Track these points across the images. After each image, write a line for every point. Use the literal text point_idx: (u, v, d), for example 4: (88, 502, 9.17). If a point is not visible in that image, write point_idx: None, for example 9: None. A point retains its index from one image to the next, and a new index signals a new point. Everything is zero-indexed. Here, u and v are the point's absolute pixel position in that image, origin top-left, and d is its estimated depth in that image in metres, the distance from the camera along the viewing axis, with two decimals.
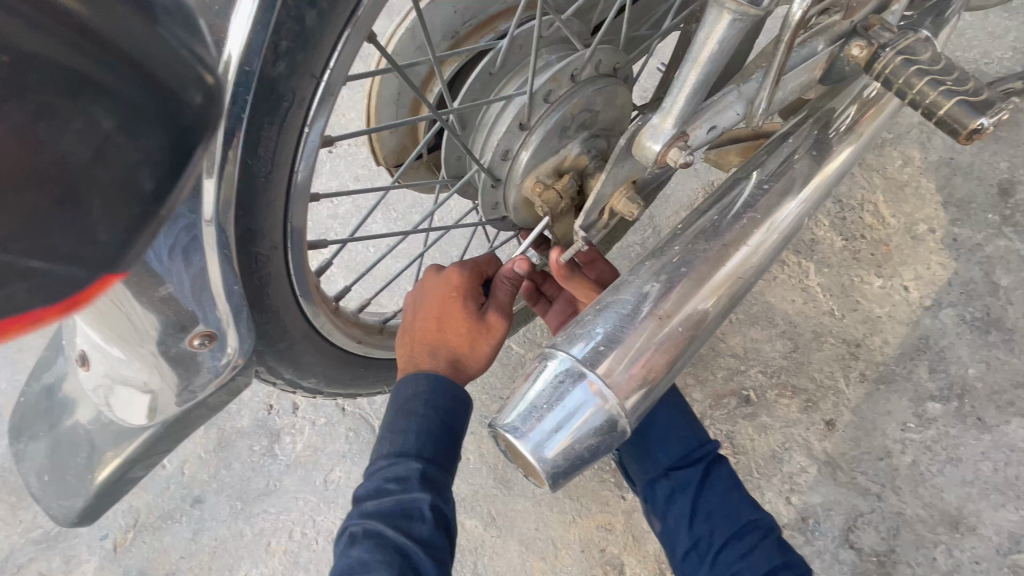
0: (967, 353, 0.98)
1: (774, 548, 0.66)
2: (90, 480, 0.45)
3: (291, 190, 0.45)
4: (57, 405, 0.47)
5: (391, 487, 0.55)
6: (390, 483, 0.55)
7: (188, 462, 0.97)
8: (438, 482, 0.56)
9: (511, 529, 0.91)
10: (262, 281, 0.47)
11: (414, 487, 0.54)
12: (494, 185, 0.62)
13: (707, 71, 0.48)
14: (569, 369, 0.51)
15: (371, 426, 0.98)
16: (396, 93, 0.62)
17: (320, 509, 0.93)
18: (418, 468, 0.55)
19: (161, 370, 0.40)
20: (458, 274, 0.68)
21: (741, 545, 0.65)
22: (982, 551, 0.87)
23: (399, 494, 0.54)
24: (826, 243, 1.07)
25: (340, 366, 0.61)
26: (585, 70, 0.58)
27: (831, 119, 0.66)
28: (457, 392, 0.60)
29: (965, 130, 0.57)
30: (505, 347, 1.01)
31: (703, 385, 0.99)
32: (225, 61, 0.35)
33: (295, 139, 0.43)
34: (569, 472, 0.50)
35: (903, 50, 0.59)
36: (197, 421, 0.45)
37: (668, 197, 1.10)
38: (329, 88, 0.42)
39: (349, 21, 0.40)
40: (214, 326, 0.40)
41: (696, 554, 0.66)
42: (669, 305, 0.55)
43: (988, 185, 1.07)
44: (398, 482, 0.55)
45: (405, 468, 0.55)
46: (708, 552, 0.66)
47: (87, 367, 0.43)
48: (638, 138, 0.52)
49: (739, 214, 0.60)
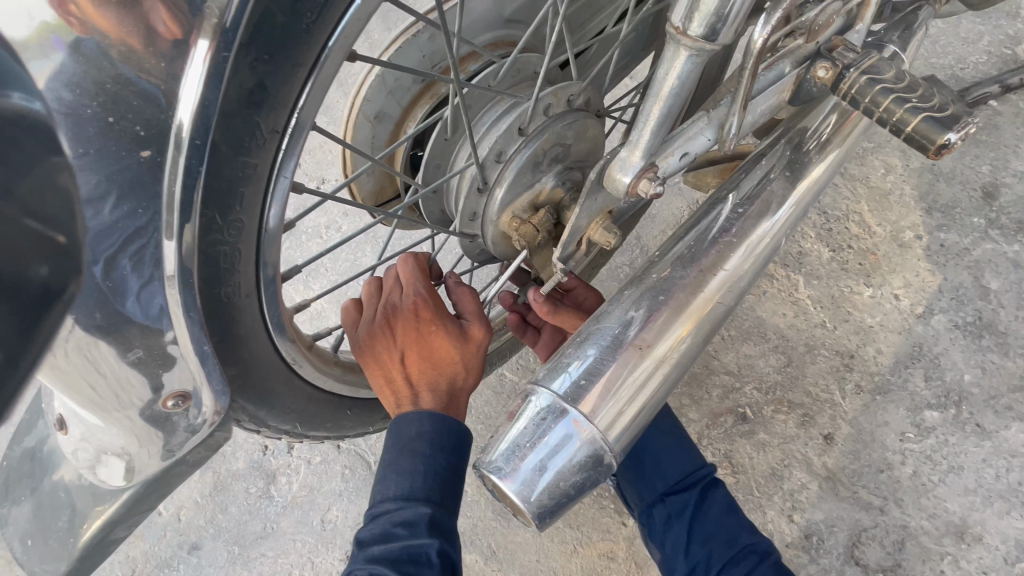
0: (962, 358, 0.98)
1: (773, 573, 0.64)
2: (71, 543, 0.48)
3: (263, 240, 0.45)
4: (39, 466, 0.50)
5: (398, 531, 0.52)
6: (398, 528, 0.52)
7: (184, 508, 0.96)
8: (446, 526, 0.54)
9: (512, 561, 0.90)
10: (237, 332, 0.48)
11: (421, 532, 0.52)
12: (472, 220, 0.62)
13: (669, 105, 0.48)
14: (550, 405, 0.51)
15: (367, 463, 0.97)
16: (370, 138, 0.62)
17: (319, 550, 0.92)
18: (428, 512, 0.53)
19: (138, 433, 0.44)
20: (423, 301, 0.63)
21: (739, 569, 0.64)
22: (989, 561, 0.86)
23: (407, 539, 0.52)
24: (813, 256, 1.07)
25: (326, 408, 0.61)
26: (554, 107, 0.59)
27: (804, 138, 0.66)
28: (459, 429, 0.57)
29: (933, 145, 0.58)
30: (499, 375, 1.01)
31: (698, 404, 0.99)
32: (177, 125, 0.36)
33: (264, 189, 0.43)
34: (556, 509, 0.50)
35: (868, 69, 0.60)
36: (176, 479, 0.49)
37: (654, 217, 1.11)
38: (295, 138, 0.42)
39: (310, 75, 0.41)
40: (186, 389, 0.44)
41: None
42: (650, 334, 0.55)
43: (971, 189, 1.08)
44: (406, 526, 0.52)
45: (412, 512, 0.53)
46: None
47: (64, 432, 0.46)
48: (608, 171, 0.53)
49: (716, 238, 0.60)
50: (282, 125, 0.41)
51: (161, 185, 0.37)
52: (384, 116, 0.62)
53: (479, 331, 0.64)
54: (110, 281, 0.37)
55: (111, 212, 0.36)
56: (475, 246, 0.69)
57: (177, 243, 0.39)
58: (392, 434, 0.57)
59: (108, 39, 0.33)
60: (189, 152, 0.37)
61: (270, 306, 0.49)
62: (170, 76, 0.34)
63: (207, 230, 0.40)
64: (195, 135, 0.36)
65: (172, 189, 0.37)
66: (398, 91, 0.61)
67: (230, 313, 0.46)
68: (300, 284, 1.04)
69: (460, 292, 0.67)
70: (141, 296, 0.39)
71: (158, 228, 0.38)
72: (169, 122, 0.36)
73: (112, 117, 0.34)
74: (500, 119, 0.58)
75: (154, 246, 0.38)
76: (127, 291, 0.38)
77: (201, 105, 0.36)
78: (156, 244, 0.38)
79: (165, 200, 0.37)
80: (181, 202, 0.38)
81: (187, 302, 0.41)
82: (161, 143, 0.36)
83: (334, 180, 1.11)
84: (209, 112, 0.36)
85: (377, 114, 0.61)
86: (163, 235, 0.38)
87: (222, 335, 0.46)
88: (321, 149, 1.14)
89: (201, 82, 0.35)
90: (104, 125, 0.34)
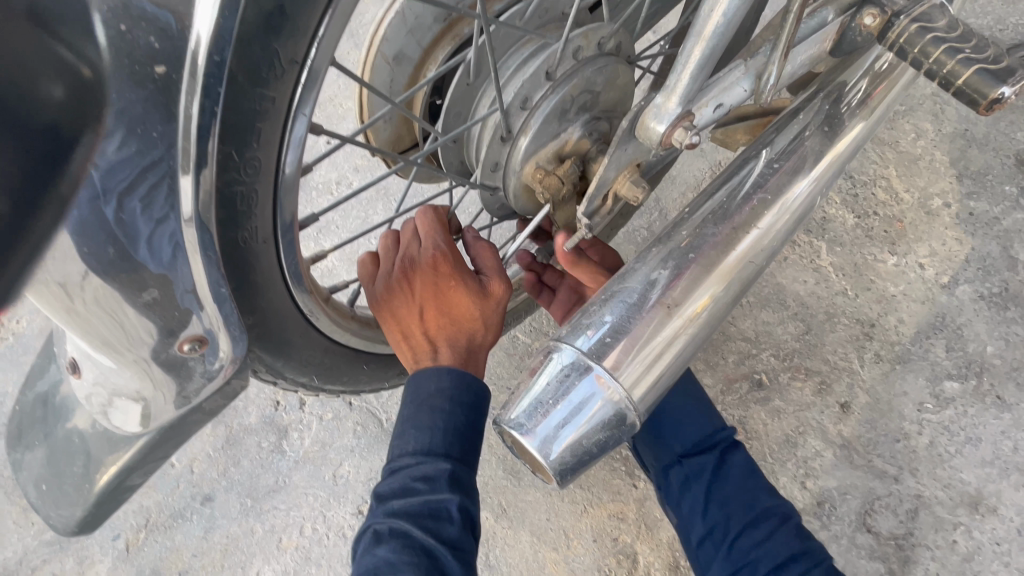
0: (985, 330, 0.95)
1: (793, 535, 0.63)
2: (89, 488, 0.47)
3: (281, 183, 0.43)
4: (54, 412, 0.49)
5: (418, 486, 0.52)
6: (418, 482, 0.52)
7: (197, 460, 0.96)
8: (466, 482, 0.53)
9: (522, 520, 0.90)
10: (253, 280, 0.46)
11: (442, 487, 0.51)
12: (494, 169, 0.60)
13: (712, 46, 0.46)
14: (574, 362, 0.50)
15: (378, 419, 0.97)
16: (388, 81, 0.59)
17: (331, 504, 0.92)
18: (447, 468, 0.52)
19: (155, 379, 0.43)
20: (443, 256, 0.61)
21: (759, 532, 0.63)
22: (1003, 532, 0.85)
23: (427, 494, 0.51)
24: (837, 222, 1.04)
25: (342, 361, 0.60)
26: (584, 50, 0.56)
27: (842, 93, 0.62)
28: (478, 387, 0.56)
29: (985, 100, 0.53)
30: (511, 336, 1.00)
31: (714, 369, 0.98)
32: (194, 42, 0.33)
33: (281, 128, 0.40)
34: (578, 468, 0.49)
35: (919, 17, 0.54)
36: (192, 427, 0.48)
37: (674, 178, 1.08)
38: (314, 74, 0.39)
39: (329, 7, 0.38)
40: (203, 335, 0.42)
41: (712, 541, 0.65)
42: (677, 293, 0.53)
43: (1004, 156, 1.04)
44: (426, 481, 0.52)
45: (433, 468, 0.52)
46: (723, 540, 0.64)
47: (77, 376, 0.45)
48: (641, 118, 0.50)
49: (748, 196, 0.57)
50: (302, 57, 0.38)
51: (175, 112, 0.34)
52: (403, 57, 0.58)
53: (500, 286, 0.63)
54: (121, 219, 0.35)
55: (117, 151, 0.33)
56: (495, 199, 0.66)
57: (194, 178, 0.36)
58: (410, 390, 0.56)
59: None
60: (207, 72, 0.34)
61: (288, 252, 0.47)
62: None
63: (224, 165, 0.39)
64: (213, 51, 0.34)
65: (189, 115, 0.35)
66: (419, 30, 0.57)
67: (246, 256, 0.44)
68: (312, 240, 1.02)
69: (479, 248, 0.65)
70: (152, 241, 0.37)
71: (175, 157, 0.35)
72: (185, 41, 0.33)
73: (125, 25, 0.31)
74: (527, 62, 0.55)
75: (171, 179, 0.36)
76: (139, 234, 0.36)
77: (220, 22, 0.33)
78: (171, 180, 0.36)
79: (181, 128, 0.35)
80: (198, 132, 0.35)
81: (204, 242, 0.39)
82: (175, 64, 0.33)
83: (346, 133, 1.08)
84: (227, 32, 0.34)
85: (397, 55, 0.58)
86: (178, 169, 0.36)
87: (239, 280, 0.45)
88: (331, 101, 1.11)
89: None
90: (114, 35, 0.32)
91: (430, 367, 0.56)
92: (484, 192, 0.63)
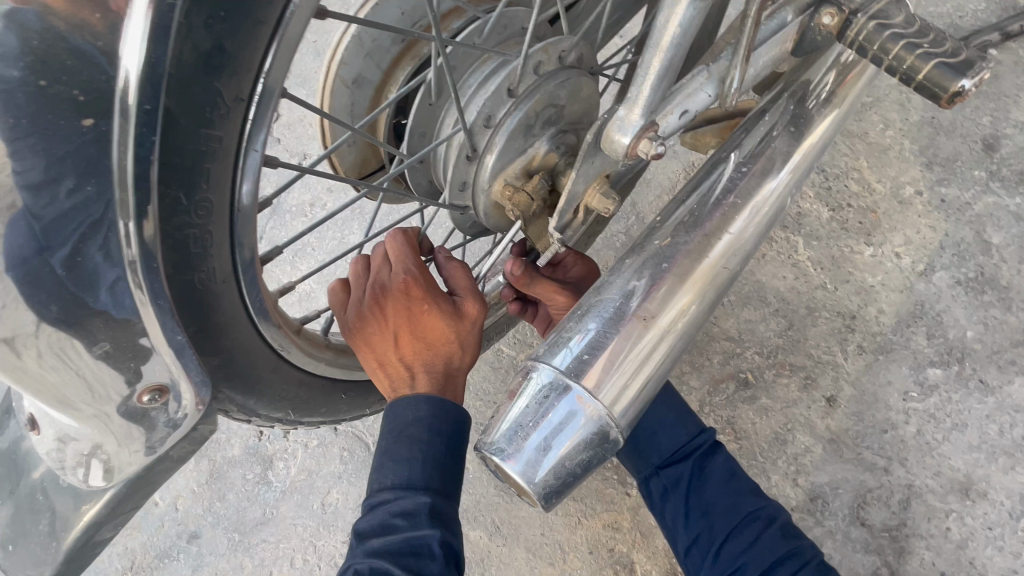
0: (964, 315, 0.96)
1: (779, 538, 0.63)
2: (54, 548, 0.46)
3: (237, 220, 0.42)
4: (15, 469, 0.48)
5: (398, 522, 0.50)
6: (397, 518, 0.51)
7: (181, 497, 0.94)
8: (447, 514, 0.52)
9: (517, 537, 0.89)
10: (216, 322, 0.45)
11: (423, 522, 0.50)
12: (462, 189, 0.59)
13: (670, 56, 0.45)
14: (553, 381, 0.49)
15: (365, 443, 0.95)
16: (349, 105, 0.59)
17: (321, 533, 0.90)
18: (427, 502, 0.51)
19: (115, 431, 0.42)
20: (414, 280, 0.60)
21: (743, 538, 0.63)
22: (994, 516, 0.86)
23: (408, 530, 0.50)
24: (813, 216, 1.05)
25: (318, 394, 0.59)
26: (545, 64, 0.56)
27: (807, 91, 0.62)
28: (457, 412, 0.55)
29: (946, 93, 0.53)
30: (496, 350, 0.99)
31: (699, 371, 0.97)
32: (122, 82, 0.31)
33: (232, 163, 0.39)
34: (563, 489, 0.48)
35: (876, 14, 0.53)
36: (161, 477, 0.47)
37: (649, 181, 1.08)
38: (263, 108, 0.38)
39: (273, 40, 0.37)
40: (162, 383, 0.41)
41: (698, 550, 0.65)
42: (653, 304, 0.52)
43: (972, 141, 1.05)
44: (406, 516, 0.51)
45: (412, 502, 0.51)
46: (709, 549, 0.64)
47: (37, 432, 0.44)
48: (606, 132, 0.49)
49: (719, 200, 0.57)
50: (247, 93, 0.37)
51: (111, 160, 0.33)
52: (362, 81, 0.58)
53: (474, 307, 0.62)
54: (70, 270, 0.36)
55: (64, 198, 0.34)
56: (465, 217, 0.65)
57: (135, 226, 0.35)
58: (388, 420, 0.55)
59: (48, 7, 0.30)
60: (138, 119, 0.33)
61: (250, 288, 0.46)
62: (110, 30, 0.30)
63: (172, 210, 0.37)
64: (142, 99, 0.32)
65: (124, 164, 0.33)
66: (377, 53, 0.57)
67: (205, 298, 0.43)
68: (288, 264, 1.01)
69: (451, 268, 0.64)
70: (107, 291, 0.37)
71: (113, 209, 0.34)
72: (114, 84, 0.32)
73: (46, 80, 0.31)
74: (487, 80, 0.55)
75: (113, 229, 0.35)
76: (94, 282, 0.36)
77: (149, 65, 0.32)
78: (113, 225, 0.35)
79: (117, 176, 0.34)
80: (135, 179, 0.34)
81: (155, 290, 0.38)
82: (106, 111, 0.32)
83: (315, 155, 1.07)
84: (159, 74, 0.32)
85: (355, 78, 0.58)
86: (119, 216, 0.35)
87: (199, 322, 0.44)
88: (301, 122, 1.10)
89: (144, 40, 0.31)
90: (37, 90, 0.31)
91: (406, 396, 0.55)
92: (453, 211, 0.62)
